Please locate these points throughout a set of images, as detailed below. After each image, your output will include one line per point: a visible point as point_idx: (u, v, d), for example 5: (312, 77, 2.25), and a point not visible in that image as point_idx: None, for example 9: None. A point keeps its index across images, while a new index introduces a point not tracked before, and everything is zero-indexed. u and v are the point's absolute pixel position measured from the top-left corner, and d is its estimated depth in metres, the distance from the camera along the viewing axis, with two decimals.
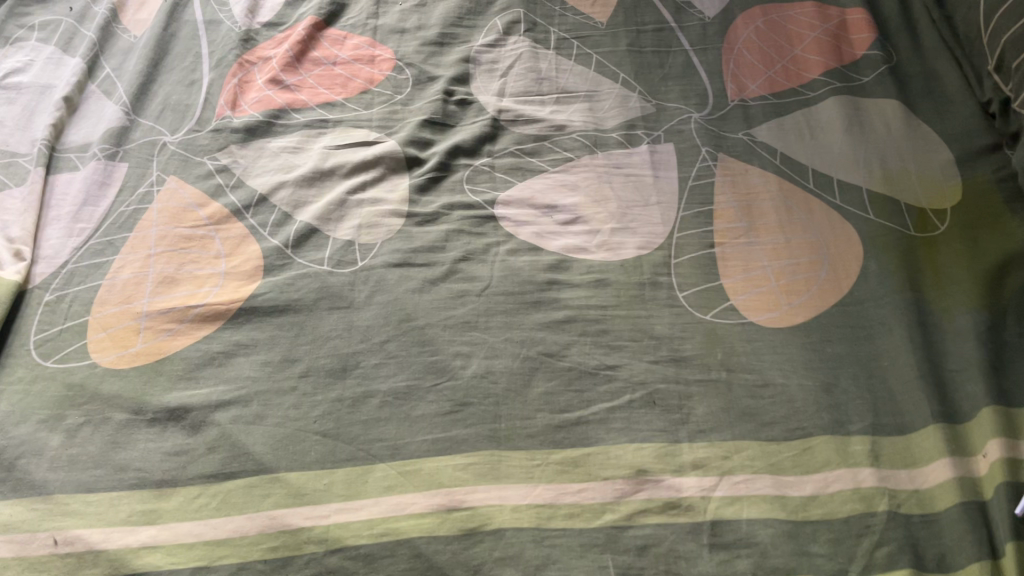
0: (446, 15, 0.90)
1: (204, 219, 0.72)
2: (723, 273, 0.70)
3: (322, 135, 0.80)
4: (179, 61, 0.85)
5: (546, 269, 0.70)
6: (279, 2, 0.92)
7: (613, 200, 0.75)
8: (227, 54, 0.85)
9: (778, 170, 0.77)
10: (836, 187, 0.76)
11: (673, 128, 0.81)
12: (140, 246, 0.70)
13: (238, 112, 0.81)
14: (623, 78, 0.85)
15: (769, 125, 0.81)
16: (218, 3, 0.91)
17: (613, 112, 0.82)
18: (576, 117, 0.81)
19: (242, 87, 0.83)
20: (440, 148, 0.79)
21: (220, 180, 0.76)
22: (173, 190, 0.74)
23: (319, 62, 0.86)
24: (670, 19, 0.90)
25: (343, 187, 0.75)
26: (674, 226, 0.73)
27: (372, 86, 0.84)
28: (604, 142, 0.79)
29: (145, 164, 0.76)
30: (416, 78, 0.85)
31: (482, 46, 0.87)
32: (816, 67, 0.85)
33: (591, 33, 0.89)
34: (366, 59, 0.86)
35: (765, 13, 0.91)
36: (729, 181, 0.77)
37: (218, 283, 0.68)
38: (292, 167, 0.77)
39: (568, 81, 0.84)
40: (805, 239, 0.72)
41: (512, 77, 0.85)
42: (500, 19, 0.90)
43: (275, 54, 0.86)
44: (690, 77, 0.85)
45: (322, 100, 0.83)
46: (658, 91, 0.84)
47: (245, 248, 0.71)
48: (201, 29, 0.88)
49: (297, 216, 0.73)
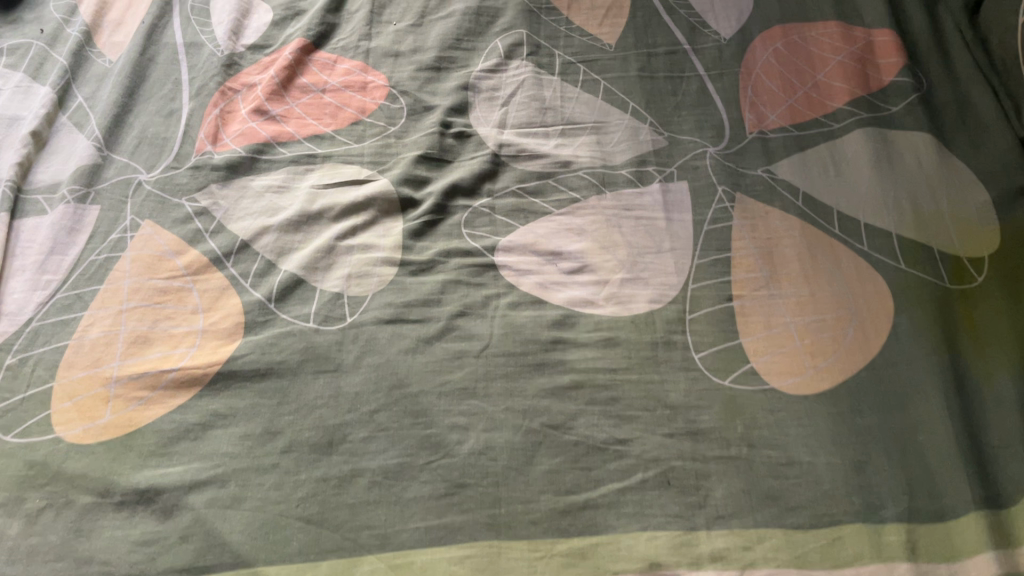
0: (443, 36, 0.84)
1: (181, 269, 0.67)
2: (741, 330, 0.65)
3: (310, 172, 0.74)
4: (157, 89, 0.79)
5: (551, 326, 0.65)
6: (265, 21, 0.86)
7: (622, 246, 0.69)
8: (208, 82, 0.80)
9: (801, 213, 0.72)
10: (863, 232, 0.70)
11: (687, 163, 0.75)
12: (111, 300, 0.65)
13: (218, 146, 0.75)
14: (633, 108, 0.79)
15: (790, 161, 0.75)
16: (200, 22, 0.85)
17: (622, 146, 0.76)
18: (583, 152, 0.76)
19: (224, 118, 0.77)
20: (436, 187, 0.73)
21: (199, 225, 0.70)
22: (148, 236, 0.69)
23: (307, 90, 0.80)
24: (683, 40, 0.84)
25: (331, 231, 0.70)
26: (688, 276, 0.68)
27: (363, 116, 0.78)
28: (613, 180, 0.74)
29: (118, 207, 0.71)
30: (411, 107, 0.79)
31: (482, 71, 0.82)
32: (840, 95, 0.79)
33: (598, 57, 0.83)
34: (358, 86, 0.80)
35: (785, 32, 0.85)
36: (748, 225, 0.71)
37: (195, 343, 0.63)
38: (277, 208, 0.71)
39: (574, 111, 0.79)
40: (831, 291, 0.67)
41: (513, 106, 0.79)
42: (501, 40, 0.84)
43: (260, 81, 0.80)
44: (705, 106, 0.79)
45: (309, 132, 0.77)
46: (670, 122, 0.78)
47: (225, 302, 0.66)
48: (181, 52, 0.82)
49: (281, 265, 0.68)
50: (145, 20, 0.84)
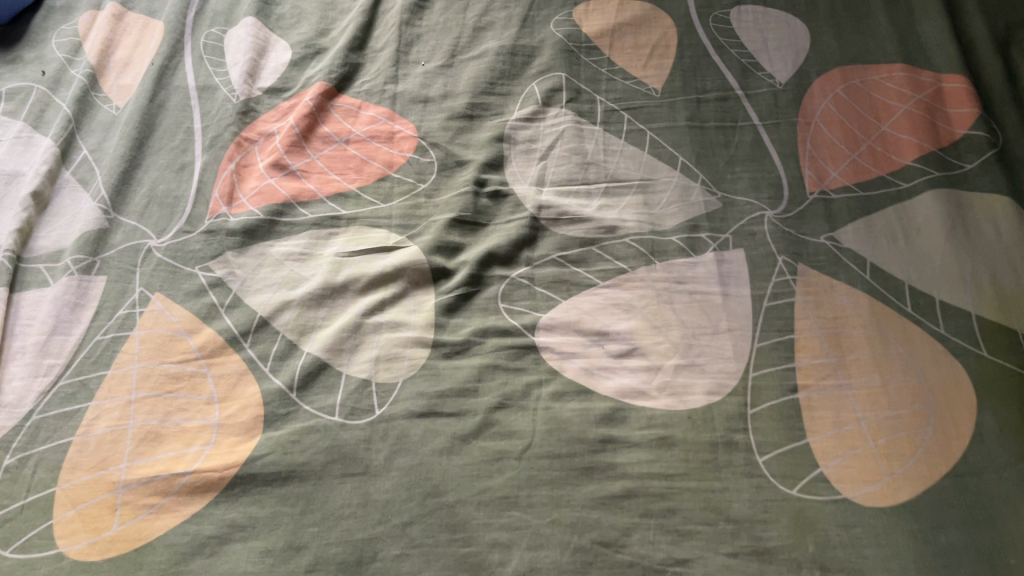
0: (475, 79, 0.78)
1: (194, 350, 0.62)
2: (808, 429, 0.59)
3: (333, 236, 0.68)
4: (167, 139, 0.73)
5: (599, 422, 0.59)
6: (283, 60, 0.80)
7: (675, 325, 0.63)
8: (223, 131, 0.74)
9: (869, 287, 0.66)
10: (939, 311, 0.64)
11: (743, 228, 0.69)
12: (118, 389, 0.59)
13: (234, 207, 0.69)
14: (682, 163, 0.73)
15: (855, 226, 0.69)
16: (213, 62, 0.78)
17: (672, 208, 0.70)
18: (629, 215, 0.70)
19: (240, 174, 0.72)
20: (471, 255, 0.67)
21: (214, 298, 0.65)
22: (158, 311, 0.63)
23: (329, 140, 0.74)
24: (736, 84, 0.78)
25: (357, 307, 0.64)
26: (748, 362, 0.62)
27: (391, 172, 0.72)
28: (662, 248, 0.68)
29: (126, 278, 0.65)
30: (442, 162, 0.73)
31: (518, 119, 0.75)
32: (909, 149, 0.73)
33: (643, 104, 0.76)
34: (384, 136, 0.74)
35: (846, 76, 0.78)
36: (812, 301, 0.65)
37: (210, 440, 0.58)
38: (298, 279, 0.66)
39: (618, 167, 0.72)
40: (905, 381, 0.61)
41: (552, 161, 0.73)
42: (538, 84, 0.78)
43: (278, 130, 0.74)
44: (761, 161, 0.73)
45: (332, 190, 0.71)
46: (724, 179, 0.72)
47: (242, 390, 0.60)
48: (193, 96, 0.76)
49: (303, 346, 0.62)
50: (154, 60, 0.77)
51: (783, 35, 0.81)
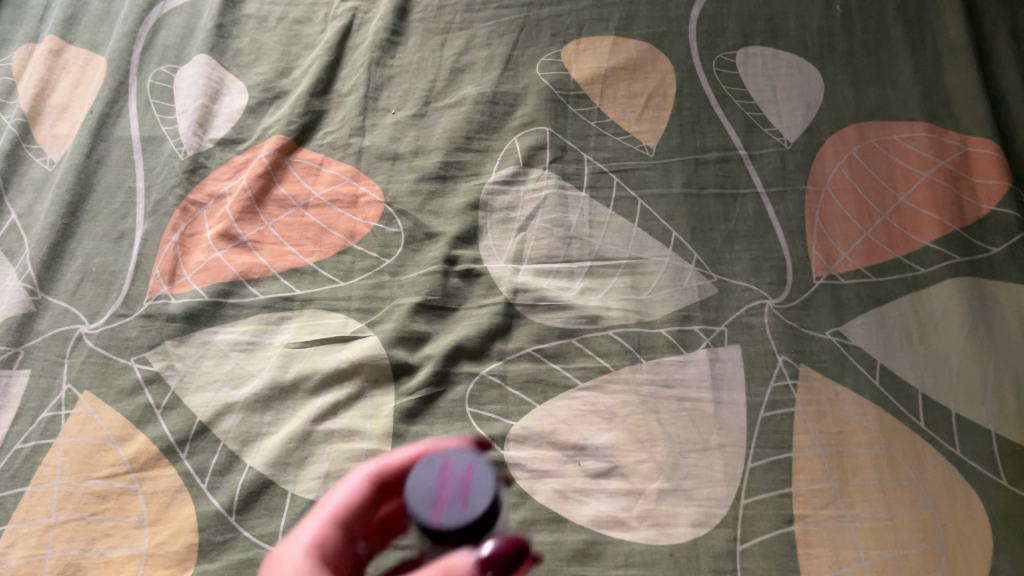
0: (450, 133, 0.71)
1: (124, 463, 0.55)
2: (805, 570, 0.52)
3: (285, 322, 0.62)
4: (105, 201, 0.66)
5: (570, 560, 0.53)
6: (239, 106, 0.72)
7: (661, 440, 0.57)
8: (167, 194, 0.67)
9: (877, 395, 0.59)
10: (955, 427, 0.57)
11: (740, 320, 0.62)
12: (37, 511, 0.53)
13: (176, 286, 0.63)
14: (675, 239, 0.66)
15: (865, 319, 0.62)
16: (161, 109, 0.71)
17: (662, 294, 0.63)
18: (614, 301, 0.63)
19: (185, 246, 0.65)
20: (437, 348, 0.61)
21: (149, 398, 0.58)
22: (87, 415, 0.57)
23: (286, 204, 0.67)
24: (739, 143, 0.70)
25: (307, 410, 0.58)
26: (739, 487, 0.55)
27: (352, 243, 0.65)
28: (650, 343, 0.61)
29: (53, 371, 0.59)
30: (410, 233, 0.66)
31: (496, 183, 0.68)
32: (929, 227, 0.65)
33: (635, 165, 0.69)
34: (347, 200, 0.67)
35: (861, 134, 0.70)
36: (813, 412, 0.58)
37: (137, 574, 0.51)
38: (244, 375, 0.59)
39: (604, 242, 0.65)
40: (916, 514, 0.54)
41: (532, 233, 0.66)
42: (520, 140, 0.70)
43: (230, 191, 0.67)
44: (763, 238, 0.66)
45: (286, 264, 0.64)
46: (721, 259, 0.65)
47: (176, 511, 0.54)
48: (137, 150, 0.69)
49: (245, 458, 0.56)
50: (94, 107, 0.70)
51: (794, 83, 0.73)
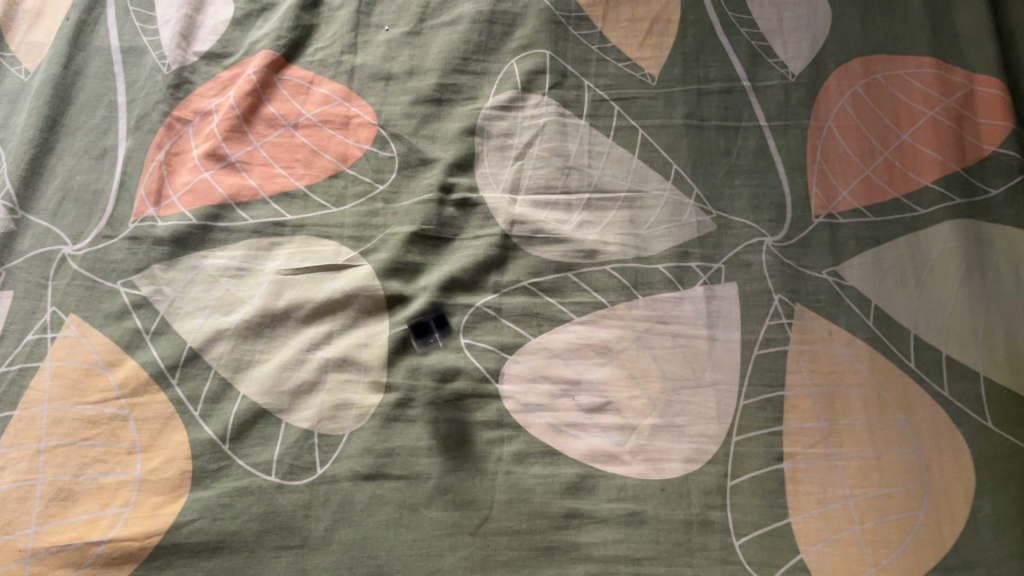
0: (446, 52, 0.68)
1: (114, 389, 0.55)
2: (791, 507, 0.53)
3: (276, 247, 0.60)
4: (85, 114, 0.64)
5: (564, 493, 0.53)
6: (224, 17, 0.69)
7: (656, 376, 0.57)
8: (151, 110, 0.64)
9: (870, 336, 0.59)
10: (944, 369, 0.58)
11: (737, 257, 0.62)
12: (26, 435, 0.53)
13: (163, 208, 0.61)
14: (675, 172, 0.64)
15: (862, 260, 0.62)
16: (141, 17, 0.68)
17: (661, 228, 0.62)
18: (612, 235, 0.62)
19: (170, 165, 0.62)
20: (433, 280, 0.60)
21: (138, 323, 0.57)
22: (74, 339, 0.56)
23: (275, 123, 0.65)
24: (742, 75, 0.68)
25: (299, 339, 0.57)
26: (732, 424, 0.56)
27: (344, 167, 0.63)
28: (647, 279, 0.60)
29: (37, 294, 0.57)
30: (404, 158, 0.64)
31: (494, 107, 0.66)
32: (930, 168, 0.65)
33: (636, 94, 0.67)
34: (338, 121, 0.65)
35: (867, 69, 0.69)
36: (807, 351, 0.58)
37: (130, 499, 0.51)
38: (234, 302, 0.58)
39: (604, 174, 0.64)
40: (901, 454, 0.55)
41: (530, 161, 0.64)
42: (518, 64, 0.68)
43: (217, 108, 0.65)
44: (764, 173, 0.65)
45: (276, 187, 0.62)
46: (720, 194, 0.64)
47: (169, 438, 0.53)
48: (117, 61, 0.66)
49: (238, 386, 0.55)
50: (70, 14, 0.67)
51: (801, 14, 0.71)
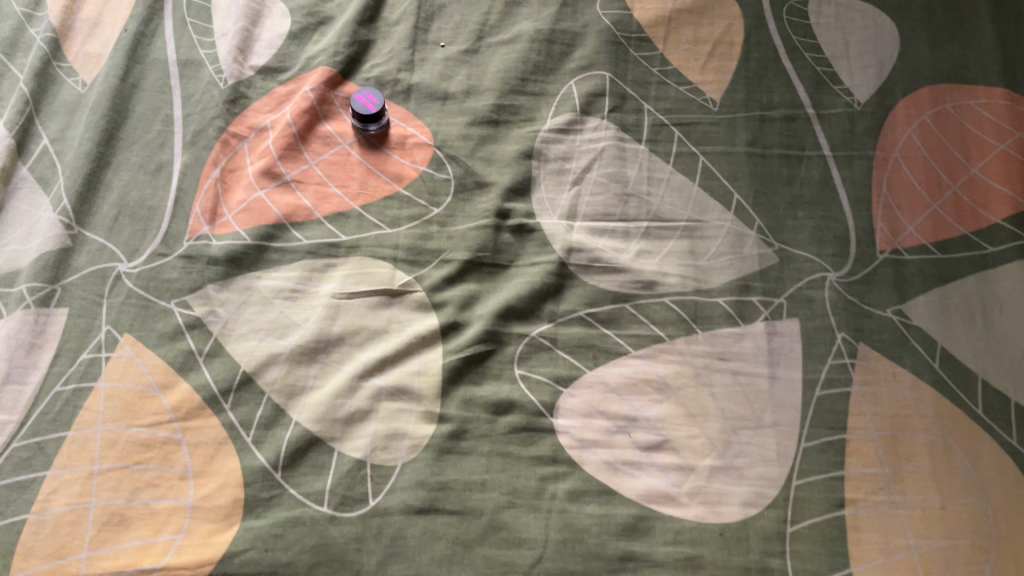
0: (505, 71, 0.67)
1: (168, 412, 0.54)
2: (853, 556, 0.52)
3: (330, 270, 0.60)
4: (142, 127, 0.63)
5: (619, 534, 0.52)
6: (281, 31, 0.68)
7: (714, 415, 0.56)
8: (207, 125, 0.63)
9: (936, 379, 0.57)
10: (1013, 416, 0.56)
11: (799, 293, 0.60)
12: (80, 457, 0.52)
13: (217, 227, 0.60)
14: (737, 202, 0.63)
15: (928, 298, 0.60)
16: (198, 29, 0.67)
17: (721, 260, 0.61)
18: (671, 266, 0.60)
19: (225, 182, 0.62)
20: (487, 307, 0.59)
21: (192, 344, 0.57)
22: (128, 359, 0.55)
23: (331, 141, 0.64)
24: (807, 102, 0.67)
25: (353, 364, 0.56)
26: (791, 467, 0.55)
27: (400, 189, 0.63)
28: (706, 313, 0.59)
29: (92, 312, 0.57)
30: (460, 181, 0.63)
31: (552, 130, 0.65)
32: (1000, 204, 0.63)
33: (698, 120, 0.66)
34: (394, 141, 0.64)
35: (936, 98, 0.67)
36: (870, 393, 0.57)
37: (182, 526, 0.51)
38: (288, 325, 0.57)
39: (663, 202, 0.63)
40: (966, 504, 0.53)
41: (587, 187, 0.63)
42: (577, 85, 0.66)
43: (273, 124, 0.64)
44: (827, 205, 0.63)
45: (331, 208, 0.62)
46: (783, 226, 0.62)
47: (221, 464, 0.53)
48: (173, 74, 0.65)
49: (292, 412, 0.55)
50: (129, 25, 0.66)
51: (868, 39, 0.69)
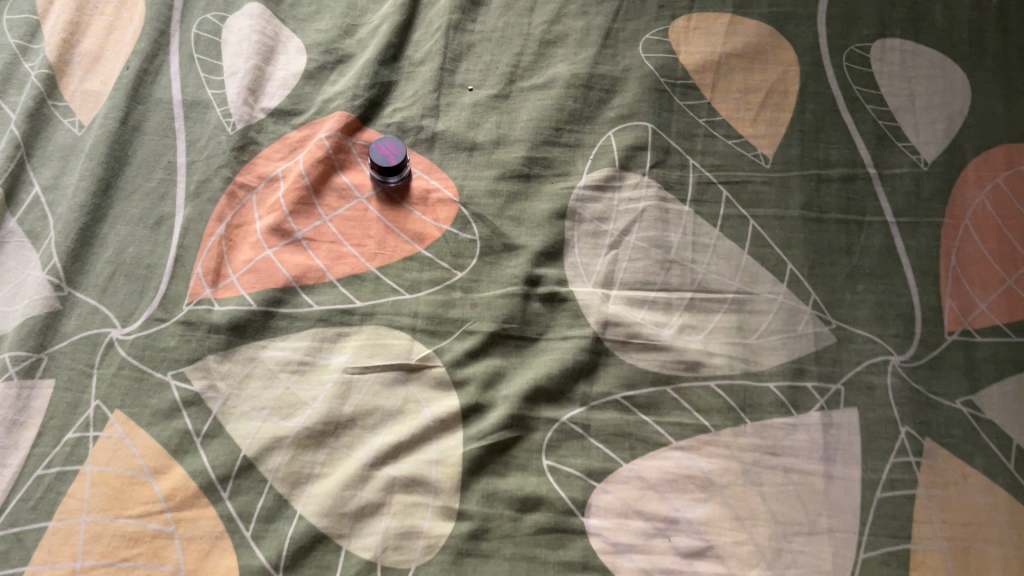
0: (538, 120, 0.61)
1: (160, 501, 0.49)
2: None
3: (342, 340, 0.54)
4: (142, 176, 0.58)
5: None
6: (296, 69, 0.63)
7: (764, 519, 0.50)
8: (212, 175, 0.58)
9: (1012, 483, 0.51)
10: None
11: (859, 379, 0.54)
12: (61, 552, 0.47)
13: (220, 290, 0.55)
14: (790, 273, 0.57)
15: (1002, 388, 0.54)
16: (207, 67, 0.62)
17: (773, 339, 0.55)
18: (717, 344, 0.55)
19: (231, 239, 0.57)
20: (514, 387, 0.53)
21: (188, 424, 0.51)
22: (118, 440, 0.50)
23: (347, 194, 0.59)
24: (868, 161, 0.61)
25: (364, 451, 0.51)
26: None
27: (421, 249, 0.57)
28: (756, 400, 0.53)
29: (80, 385, 0.52)
30: (487, 242, 0.58)
31: (588, 186, 0.59)
32: None
33: (748, 178, 0.60)
34: (416, 196, 0.59)
35: (1010, 159, 0.61)
36: (938, 497, 0.51)
37: None
38: (295, 404, 0.52)
39: (709, 270, 0.57)
40: None
41: (626, 252, 0.57)
42: (617, 137, 0.61)
43: (284, 174, 0.59)
44: (890, 277, 0.57)
45: (345, 269, 0.56)
46: (841, 301, 0.57)
47: (216, 563, 0.48)
48: (178, 116, 0.60)
49: (295, 504, 0.50)
50: (130, 62, 0.61)
51: (936, 90, 0.63)
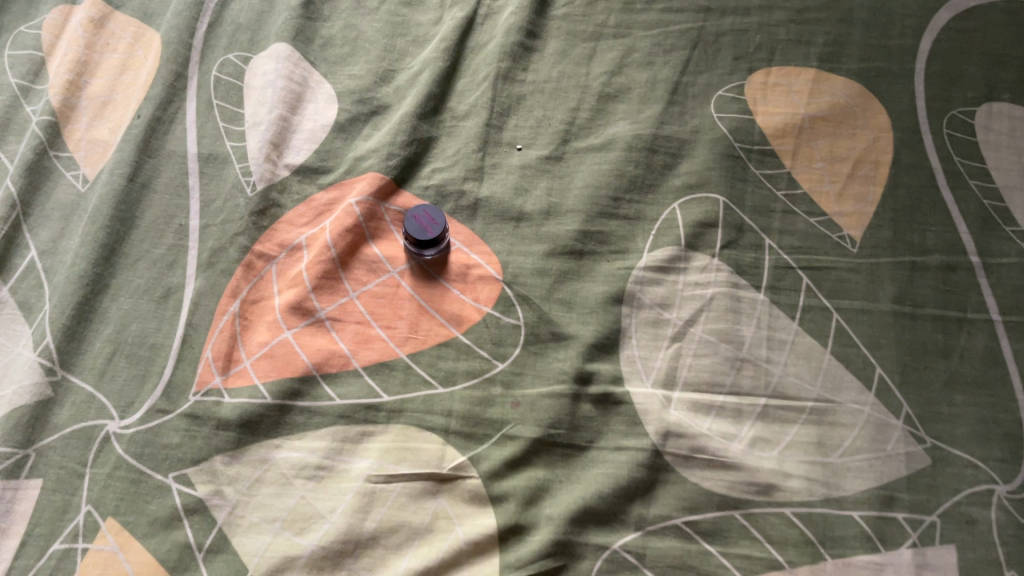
0: (593, 187, 0.55)
1: None
2: None
3: (366, 441, 0.48)
4: (150, 241, 0.52)
5: None
6: (325, 120, 0.57)
7: None
8: (228, 243, 0.52)
9: None
10: None
11: (960, 510, 0.47)
12: None
13: (231, 377, 0.49)
14: (879, 378, 0.50)
15: None
16: (227, 116, 0.56)
17: (860, 459, 0.48)
18: (794, 463, 0.48)
19: (246, 318, 0.51)
20: (559, 505, 0.46)
21: (189, 536, 0.45)
22: (110, 554, 0.44)
23: (377, 268, 0.52)
24: (971, 247, 0.53)
25: None
26: None
27: (457, 334, 0.51)
28: (840, 533, 0.46)
29: (70, 486, 0.46)
30: (532, 329, 0.51)
31: (649, 267, 0.52)
32: None
33: (832, 263, 0.53)
34: (454, 272, 0.52)
35: None
36: None
37: None
38: (310, 516, 0.46)
39: (786, 372, 0.50)
40: None
41: (691, 346, 0.50)
42: (682, 210, 0.54)
43: (308, 244, 0.53)
44: (996, 387, 0.50)
45: (372, 356, 0.50)
46: (938, 414, 0.49)
47: None
48: (192, 172, 0.54)
49: None
50: (142, 109, 0.56)
51: None
